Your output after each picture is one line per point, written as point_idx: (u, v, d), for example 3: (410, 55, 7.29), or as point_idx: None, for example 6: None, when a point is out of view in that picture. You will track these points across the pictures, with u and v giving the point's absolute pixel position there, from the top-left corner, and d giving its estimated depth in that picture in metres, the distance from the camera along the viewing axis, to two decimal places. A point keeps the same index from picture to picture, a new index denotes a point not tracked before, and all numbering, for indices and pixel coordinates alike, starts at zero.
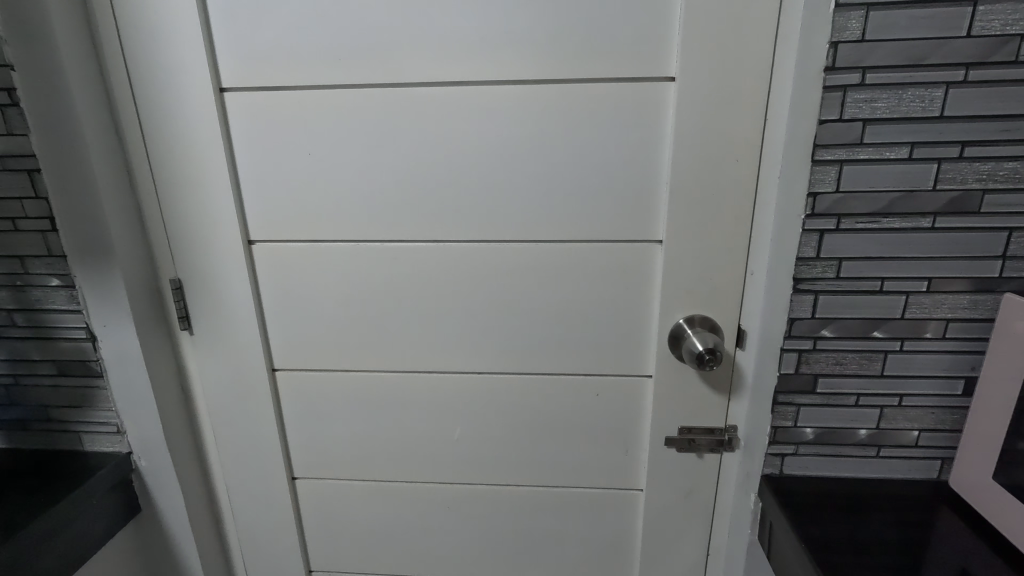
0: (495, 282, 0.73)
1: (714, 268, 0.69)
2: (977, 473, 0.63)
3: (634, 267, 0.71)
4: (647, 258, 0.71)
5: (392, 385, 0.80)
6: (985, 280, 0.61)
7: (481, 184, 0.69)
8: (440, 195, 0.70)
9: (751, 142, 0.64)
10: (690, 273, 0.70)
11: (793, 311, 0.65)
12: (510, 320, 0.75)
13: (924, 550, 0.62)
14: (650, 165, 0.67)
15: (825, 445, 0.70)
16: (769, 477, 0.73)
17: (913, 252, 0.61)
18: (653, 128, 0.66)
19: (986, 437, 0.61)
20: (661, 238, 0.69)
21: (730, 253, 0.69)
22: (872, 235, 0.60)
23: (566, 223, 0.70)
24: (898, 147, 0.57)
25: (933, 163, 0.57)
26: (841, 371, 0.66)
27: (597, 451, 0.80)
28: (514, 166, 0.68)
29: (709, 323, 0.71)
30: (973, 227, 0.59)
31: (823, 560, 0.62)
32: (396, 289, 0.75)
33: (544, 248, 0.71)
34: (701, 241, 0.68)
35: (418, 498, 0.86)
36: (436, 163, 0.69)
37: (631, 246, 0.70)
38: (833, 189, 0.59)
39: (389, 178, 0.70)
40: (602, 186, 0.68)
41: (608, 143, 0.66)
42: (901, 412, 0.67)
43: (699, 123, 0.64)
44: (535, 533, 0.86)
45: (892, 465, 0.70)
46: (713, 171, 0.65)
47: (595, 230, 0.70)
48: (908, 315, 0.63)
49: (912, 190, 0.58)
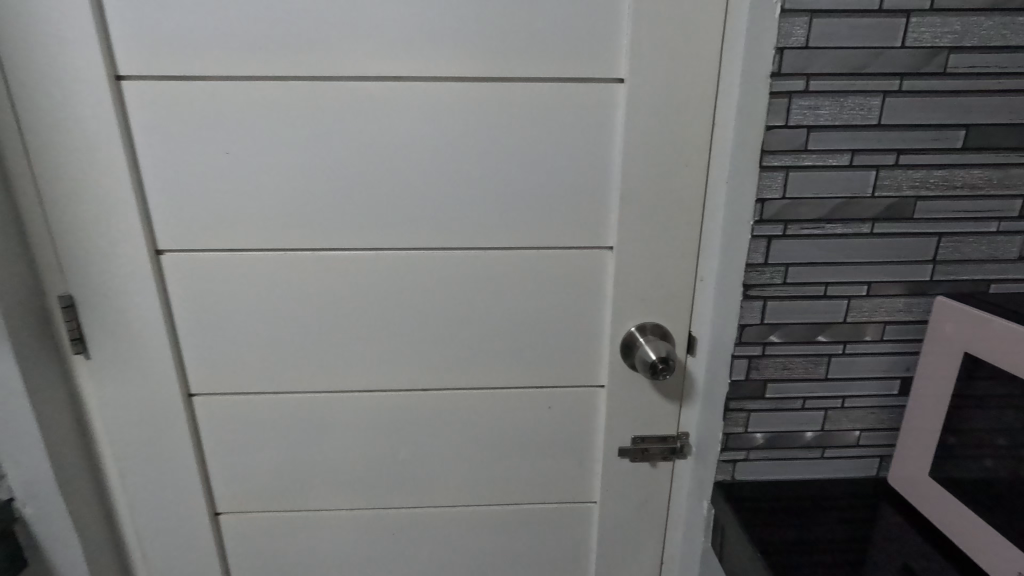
0: (440, 293, 0.69)
1: (666, 274, 0.68)
2: (914, 468, 0.64)
3: (586, 275, 0.69)
4: (599, 265, 0.69)
5: (329, 407, 0.73)
6: (918, 284, 0.63)
7: (424, 189, 0.64)
8: (376, 200, 0.65)
9: (700, 147, 0.63)
10: (641, 280, 0.68)
11: (743, 317, 0.64)
12: (458, 332, 0.70)
13: (866, 545, 0.64)
14: (601, 168, 0.65)
15: (775, 450, 0.70)
16: (722, 484, 0.73)
17: (855, 257, 0.62)
18: (603, 131, 0.63)
19: (923, 434, 0.63)
20: (613, 245, 0.67)
21: (682, 258, 0.67)
22: (817, 241, 0.61)
23: (513, 231, 0.66)
24: (839, 154, 0.58)
25: (872, 170, 0.58)
26: (788, 376, 0.67)
27: (551, 465, 0.78)
28: (457, 168, 0.64)
29: (661, 330, 0.70)
30: (907, 232, 0.61)
31: (776, 564, 0.62)
32: (331, 302, 0.69)
33: (491, 256, 0.67)
34: (652, 247, 0.67)
35: (363, 527, 0.80)
36: (373, 166, 0.63)
37: (582, 253, 0.68)
38: (779, 195, 0.59)
39: (322, 182, 0.64)
40: (552, 192, 0.65)
41: (556, 147, 0.64)
42: (844, 413, 0.68)
43: (649, 126, 0.62)
44: (488, 554, 0.82)
45: (836, 465, 0.71)
46: (664, 174, 0.64)
47: (545, 237, 0.67)
48: (850, 319, 0.64)
49: (853, 196, 0.59)
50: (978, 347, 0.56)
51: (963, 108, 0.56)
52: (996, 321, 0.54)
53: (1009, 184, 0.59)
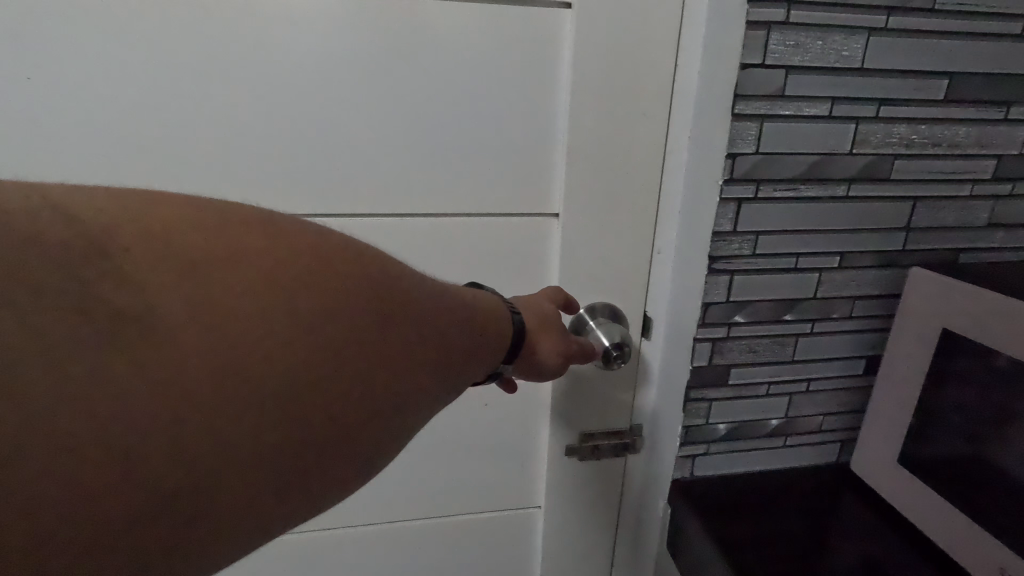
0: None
1: (620, 247, 0.58)
2: (882, 454, 0.59)
3: (527, 249, 0.58)
4: (543, 236, 0.58)
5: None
6: (891, 254, 0.57)
7: (324, 141, 0.51)
8: (263, 155, 0.51)
9: (662, 92, 0.52)
10: (593, 252, 0.58)
11: (708, 294, 0.56)
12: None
13: (823, 534, 0.58)
14: (544, 119, 0.54)
15: (736, 441, 0.64)
16: (678, 481, 0.65)
17: (828, 225, 0.55)
18: (547, 72, 0.52)
19: (892, 417, 0.58)
20: (558, 212, 0.57)
21: (639, 230, 0.57)
22: (790, 205, 0.53)
23: (440, 195, 0.55)
24: (819, 102, 0.50)
25: (852, 122, 0.51)
26: (754, 360, 0.59)
27: (491, 467, 0.68)
28: (369, 112, 0.51)
29: (613, 311, 0.60)
30: (883, 196, 0.54)
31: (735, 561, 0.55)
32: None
33: (413, 225, 0.55)
34: (605, 214, 0.56)
35: (271, 546, 0.68)
36: (256, 111, 0.49)
37: (522, 222, 0.57)
38: (751, 150, 0.51)
39: (189, 129, 0.49)
40: (487, 148, 0.54)
41: (491, 93, 0.52)
42: (809, 398, 0.63)
43: (602, 65, 0.51)
44: (420, 566, 0.73)
45: (799, 453, 0.66)
46: (621, 127, 0.53)
47: (479, 203, 0.56)
48: (820, 294, 0.57)
49: (830, 152, 0.52)
50: (951, 320, 0.51)
51: (949, 53, 0.50)
52: (971, 289, 0.49)
53: (983, 142, 0.54)
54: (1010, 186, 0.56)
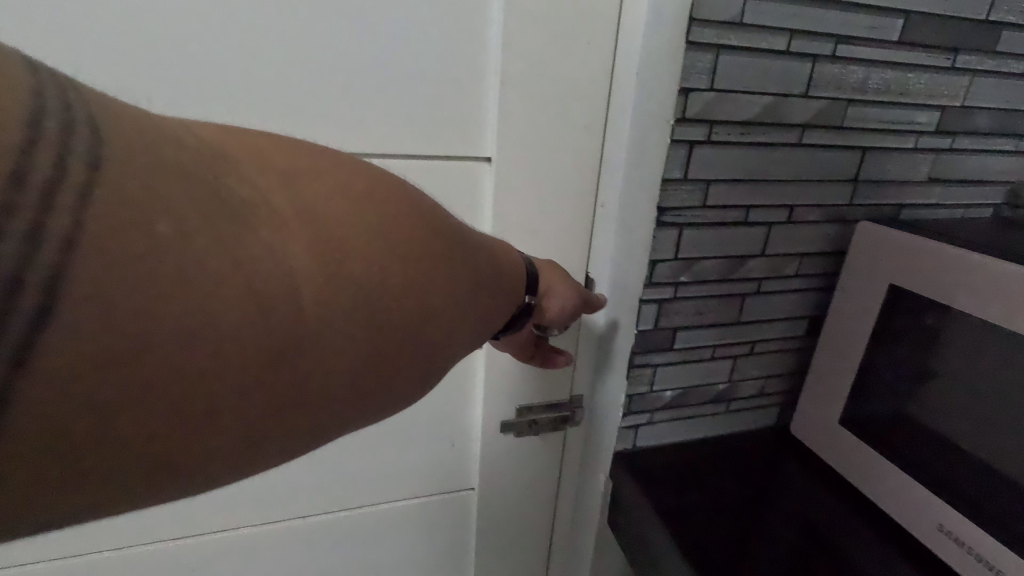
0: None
1: (561, 199, 0.50)
2: (823, 415, 0.58)
3: (455, 199, 0.50)
4: (473, 185, 0.50)
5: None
6: (837, 209, 0.55)
7: (193, 54, 0.40)
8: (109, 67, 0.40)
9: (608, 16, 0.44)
10: (530, 204, 0.50)
11: (656, 250, 0.51)
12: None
13: (765, 498, 0.56)
14: (472, 41, 0.45)
15: (680, 408, 0.60)
16: (622, 454, 0.61)
17: (780, 175, 0.51)
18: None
19: (835, 378, 0.56)
20: (490, 156, 0.49)
21: (581, 179, 0.50)
22: (742, 151, 0.49)
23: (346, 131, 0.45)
24: (776, 34, 0.45)
25: (809, 60, 0.47)
26: (701, 322, 0.56)
27: (417, 450, 0.61)
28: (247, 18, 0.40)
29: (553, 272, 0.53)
30: (834, 146, 0.51)
31: (681, 533, 0.51)
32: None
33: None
34: (544, 158, 0.49)
35: (157, 556, 0.58)
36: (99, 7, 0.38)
37: (448, 166, 0.49)
38: (705, 86, 0.45)
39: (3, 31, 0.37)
40: (403, 72, 0.44)
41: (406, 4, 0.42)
42: (752, 360, 0.60)
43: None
44: (340, 562, 0.65)
45: (740, 418, 0.64)
46: (562, 54, 0.45)
47: (395, 142, 0.47)
48: (769, 252, 0.54)
49: (785, 94, 0.47)
50: (900, 277, 0.50)
51: None
52: (922, 244, 0.47)
53: (930, 91, 0.52)
54: (950, 140, 0.55)
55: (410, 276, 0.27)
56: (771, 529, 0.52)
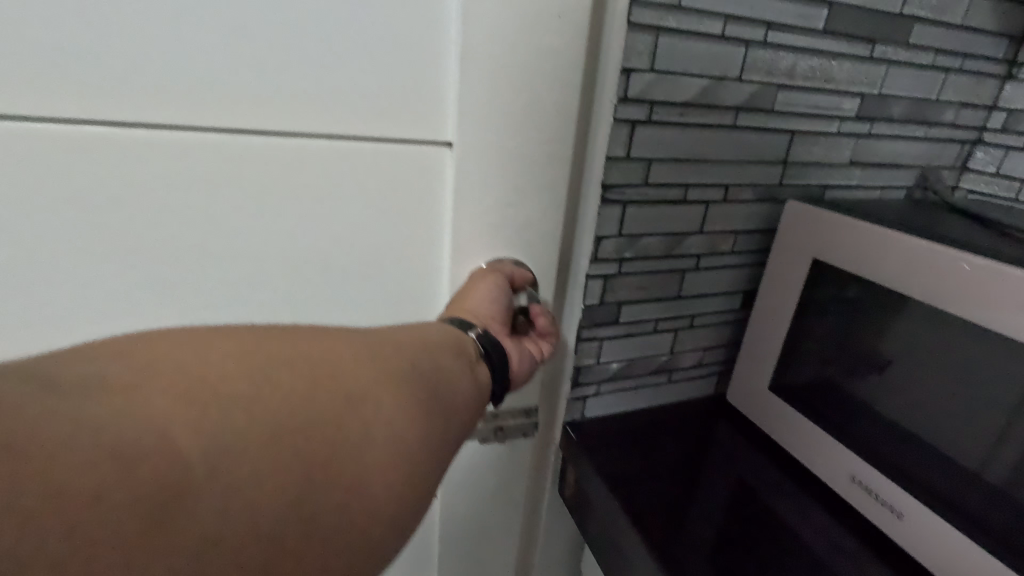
0: (140, 203, 0.40)
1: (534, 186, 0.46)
2: (755, 382, 0.62)
3: (412, 189, 0.45)
4: (431, 173, 0.45)
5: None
6: (768, 189, 0.58)
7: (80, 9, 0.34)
8: None
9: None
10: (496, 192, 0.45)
11: (600, 227, 0.52)
12: (188, 273, 0.43)
13: (705, 463, 0.59)
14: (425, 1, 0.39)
15: (626, 379, 0.63)
16: (571, 425, 0.63)
17: (715, 156, 0.53)
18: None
19: (766, 347, 0.60)
20: (452, 141, 0.43)
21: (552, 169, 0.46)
22: (682, 132, 0.51)
23: (266, 100, 0.38)
24: (713, 19, 0.47)
25: (742, 45, 0.49)
26: (644, 296, 0.58)
27: None
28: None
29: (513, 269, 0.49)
30: (764, 128, 0.54)
31: (628, 498, 0.54)
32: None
33: (235, 146, 0.39)
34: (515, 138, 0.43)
35: None
36: None
37: (403, 154, 0.43)
38: (646, 66, 0.47)
39: None
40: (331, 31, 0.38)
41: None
42: (692, 333, 0.64)
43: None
44: None
45: (681, 388, 0.68)
46: (530, 17, 0.39)
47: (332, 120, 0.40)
48: (706, 229, 0.57)
49: (721, 78, 0.50)
50: (842, 256, 0.51)
51: None
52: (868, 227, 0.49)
53: (851, 79, 0.56)
54: (868, 126, 0.60)
55: (326, 363, 0.29)
56: (710, 492, 0.56)
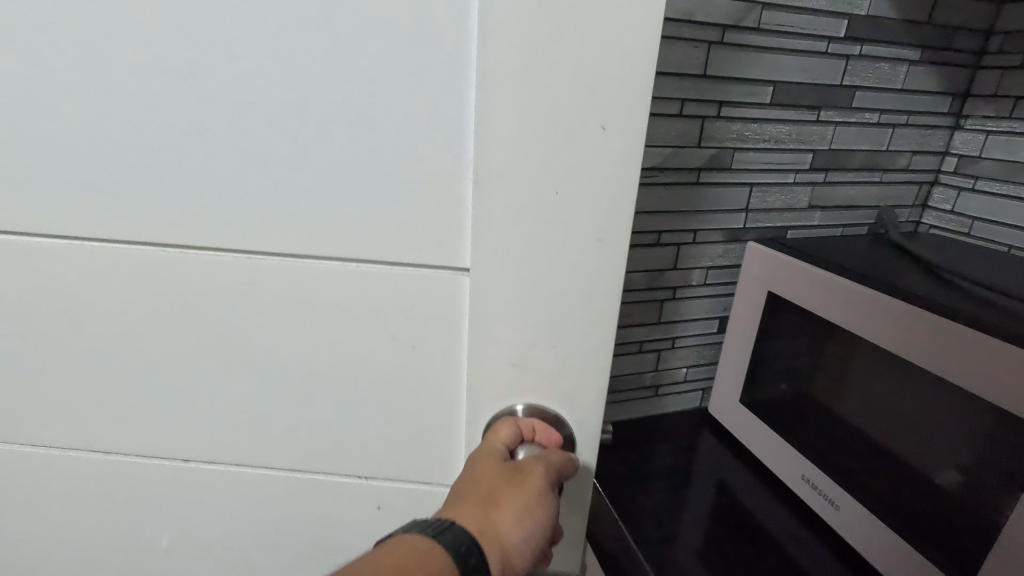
0: (178, 315, 0.43)
1: (562, 329, 0.37)
2: (727, 396, 0.71)
3: (423, 327, 0.41)
4: (449, 300, 0.40)
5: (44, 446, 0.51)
6: (734, 231, 0.69)
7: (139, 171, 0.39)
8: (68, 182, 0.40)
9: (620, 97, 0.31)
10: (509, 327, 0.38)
11: None
12: (213, 372, 0.45)
13: (690, 467, 0.68)
14: (433, 131, 0.36)
15: (617, 392, 0.74)
16: None
17: (682, 208, 0.65)
18: (436, 66, 0.34)
19: (734, 365, 0.70)
20: (469, 267, 0.39)
21: (588, 307, 0.37)
22: (651, 189, 0.62)
23: (269, 224, 0.39)
24: (671, 102, 0.59)
25: (699, 120, 0.61)
26: (629, 322, 0.69)
27: None
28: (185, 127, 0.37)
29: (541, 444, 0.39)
30: (725, 183, 0.65)
31: (618, 495, 0.63)
32: (7, 300, 0.44)
33: (245, 268, 0.41)
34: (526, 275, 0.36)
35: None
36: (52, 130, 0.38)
37: (413, 280, 0.40)
38: None
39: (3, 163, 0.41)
40: (322, 164, 0.37)
41: (326, 70, 0.34)
42: (674, 352, 0.74)
43: (536, 37, 0.30)
44: None
45: (669, 400, 0.78)
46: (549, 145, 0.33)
47: (336, 240, 0.39)
48: (680, 265, 0.68)
49: (682, 146, 0.61)
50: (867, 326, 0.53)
51: (773, 65, 0.61)
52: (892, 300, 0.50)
53: (802, 138, 0.66)
54: (824, 175, 0.69)
55: None
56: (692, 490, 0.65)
